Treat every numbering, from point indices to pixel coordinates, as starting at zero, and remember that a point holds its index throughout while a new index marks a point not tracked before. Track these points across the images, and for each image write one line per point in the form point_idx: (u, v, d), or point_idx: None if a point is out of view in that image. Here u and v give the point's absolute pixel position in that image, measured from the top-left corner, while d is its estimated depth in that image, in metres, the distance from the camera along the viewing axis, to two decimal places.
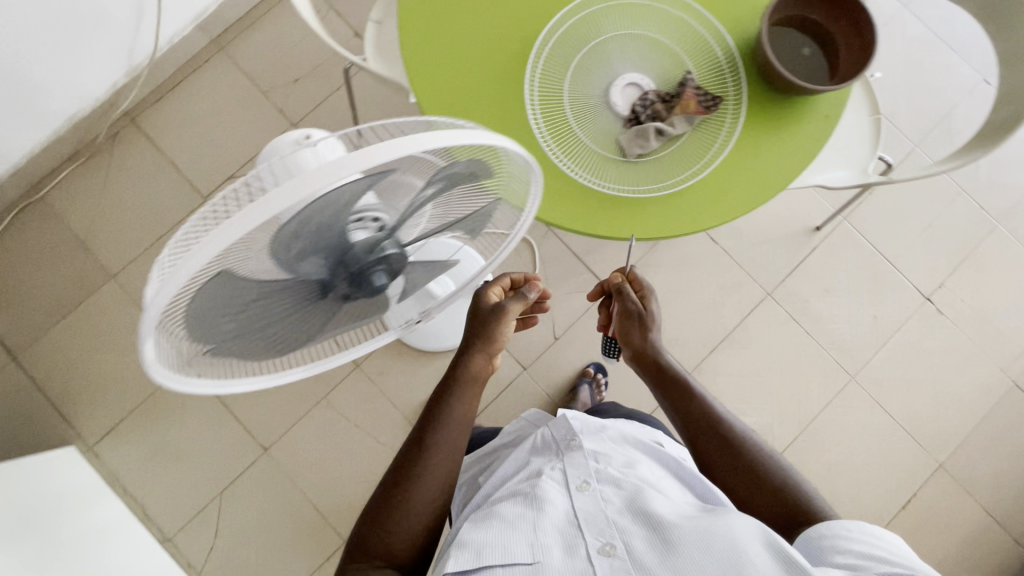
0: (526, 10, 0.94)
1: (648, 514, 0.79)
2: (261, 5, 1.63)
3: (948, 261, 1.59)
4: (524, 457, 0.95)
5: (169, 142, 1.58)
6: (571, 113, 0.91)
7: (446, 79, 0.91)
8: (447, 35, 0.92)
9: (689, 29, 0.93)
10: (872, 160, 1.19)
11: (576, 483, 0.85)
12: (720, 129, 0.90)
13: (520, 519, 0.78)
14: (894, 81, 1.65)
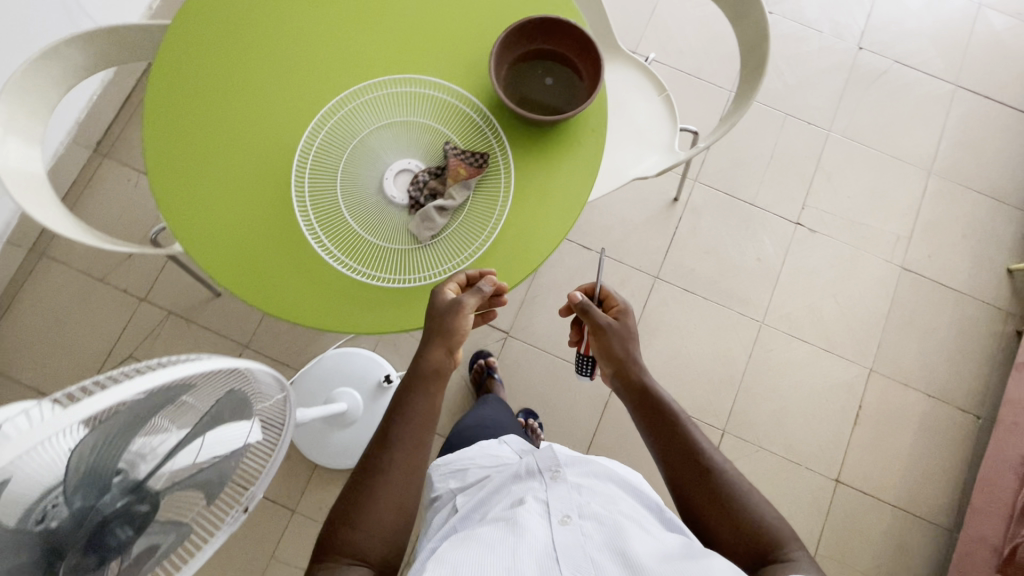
0: (275, 142, 0.93)
1: (625, 549, 0.77)
2: (69, 195, 1.58)
3: (800, 181, 1.65)
4: (506, 483, 0.94)
5: (20, 366, 1.49)
6: (356, 223, 0.91)
7: (226, 240, 0.91)
8: (210, 198, 0.92)
9: (435, 99, 0.93)
10: (676, 136, 1.23)
11: (559, 517, 0.84)
12: (497, 183, 0.92)
13: (500, 547, 0.77)
14: (688, 42, 1.73)
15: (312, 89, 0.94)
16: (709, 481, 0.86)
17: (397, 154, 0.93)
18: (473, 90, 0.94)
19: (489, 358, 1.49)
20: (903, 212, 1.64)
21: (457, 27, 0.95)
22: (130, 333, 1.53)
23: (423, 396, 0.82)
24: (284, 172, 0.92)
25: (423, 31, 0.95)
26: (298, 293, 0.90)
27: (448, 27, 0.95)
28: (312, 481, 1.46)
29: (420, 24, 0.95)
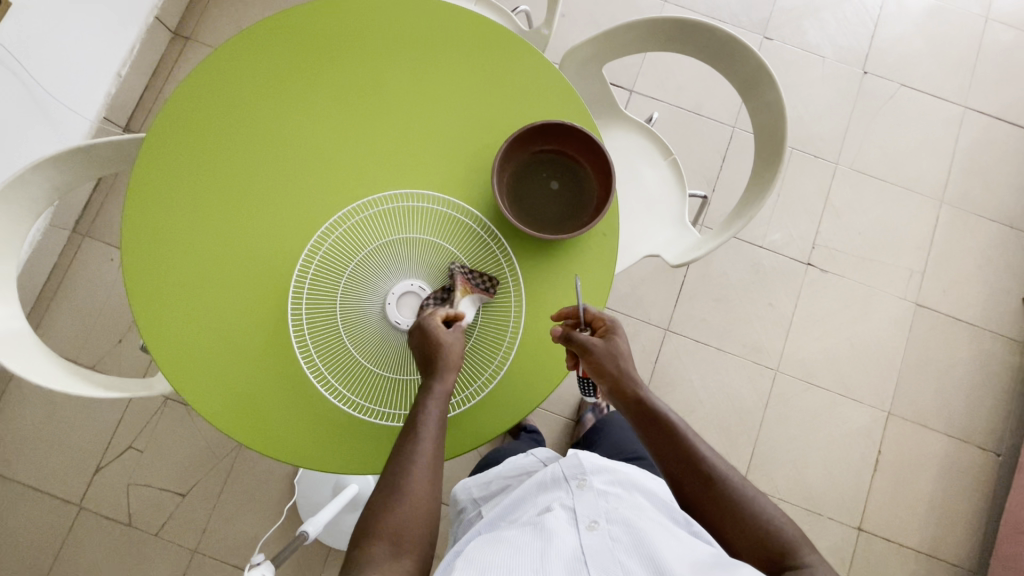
0: (268, 265, 0.87)
1: (659, 559, 0.70)
2: (53, 279, 1.51)
3: (810, 218, 1.60)
4: (529, 490, 0.87)
5: (18, 464, 1.44)
6: (361, 355, 0.85)
7: (218, 374, 0.85)
8: (199, 326, 0.86)
9: (440, 215, 0.89)
10: (686, 204, 1.17)
11: (586, 522, 0.77)
12: (508, 302, 0.88)
13: (524, 552, 0.71)
14: (688, 75, 1.65)
15: (305, 208, 0.88)
16: (718, 492, 0.80)
17: (399, 274, 0.86)
18: (475, 202, 0.90)
19: None
20: (916, 246, 1.60)
21: (454, 133, 0.91)
22: (129, 421, 1.47)
23: (436, 402, 0.76)
24: (279, 302, 0.86)
25: (419, 140, 0.90)
26: (306, 433, 0.85)
27: (445, 135, 0.91)
28: (328, 563, 1.43)
29: (415, 134, 0.91)
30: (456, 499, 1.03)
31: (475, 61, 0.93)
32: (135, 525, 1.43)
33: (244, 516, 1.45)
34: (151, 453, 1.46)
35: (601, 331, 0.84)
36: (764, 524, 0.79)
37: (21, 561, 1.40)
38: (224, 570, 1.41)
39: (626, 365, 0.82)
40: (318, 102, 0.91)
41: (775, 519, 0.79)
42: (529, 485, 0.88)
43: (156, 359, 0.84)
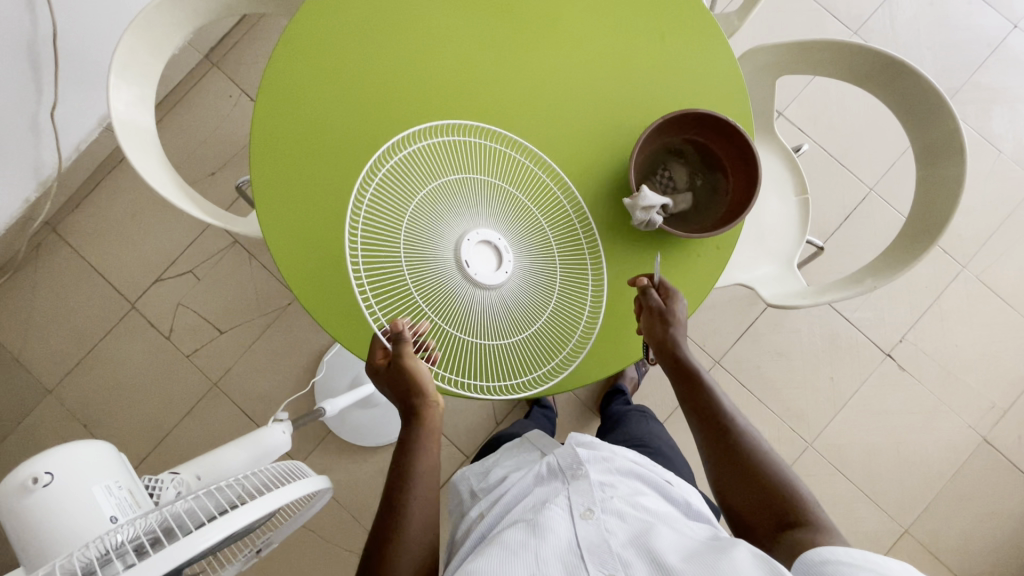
0: (382, 150, 0.87)
1: (652, 548, 0.73)
2: (174, 94, 1.58)
3: (910, 312, 1.49)
4: (531, 484, 0.90)
5: (94, 251, 1.55)
6: (416, 291, 0.75)
7: (304, 236, 0.87)
8: (302, 183, 0.87)
9: (529, 173, 0.83)
10: (799, 248, 1.10)
11: (580, 511, 0.81)
12: (585, 290, 0.83)
13: (524, 546, 0.75)
14: (846, 118, 1.53)
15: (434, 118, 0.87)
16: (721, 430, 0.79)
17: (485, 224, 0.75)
18: (601, 162, 0.87)
19: None
20: (1010, 381, 1.48)
21: (604, 93, 0.87)
22: (196, 249, 1.55)
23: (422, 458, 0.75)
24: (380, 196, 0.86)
25: (567, 86, 0.87)
26: (362, 332, 0.87)
27: (594, 91, 0.87)
28: (323, 444, 1.50)
29: (566, 81, 0.87)
30: (456, 493, 1.04)
31: (653, 28, 0.88)
32: (172, 340, 1.53)
33: (265, 372, 1.53)
34: (206, 283, 1.55)
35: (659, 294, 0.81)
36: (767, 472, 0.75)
37: (68, 335, 1.52)
38: (234, 410, 1.51)
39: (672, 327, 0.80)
40: (480, 19, 0.88)
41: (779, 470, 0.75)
42: (526, 479, 0.91)
43: (255, 215, 0.86)
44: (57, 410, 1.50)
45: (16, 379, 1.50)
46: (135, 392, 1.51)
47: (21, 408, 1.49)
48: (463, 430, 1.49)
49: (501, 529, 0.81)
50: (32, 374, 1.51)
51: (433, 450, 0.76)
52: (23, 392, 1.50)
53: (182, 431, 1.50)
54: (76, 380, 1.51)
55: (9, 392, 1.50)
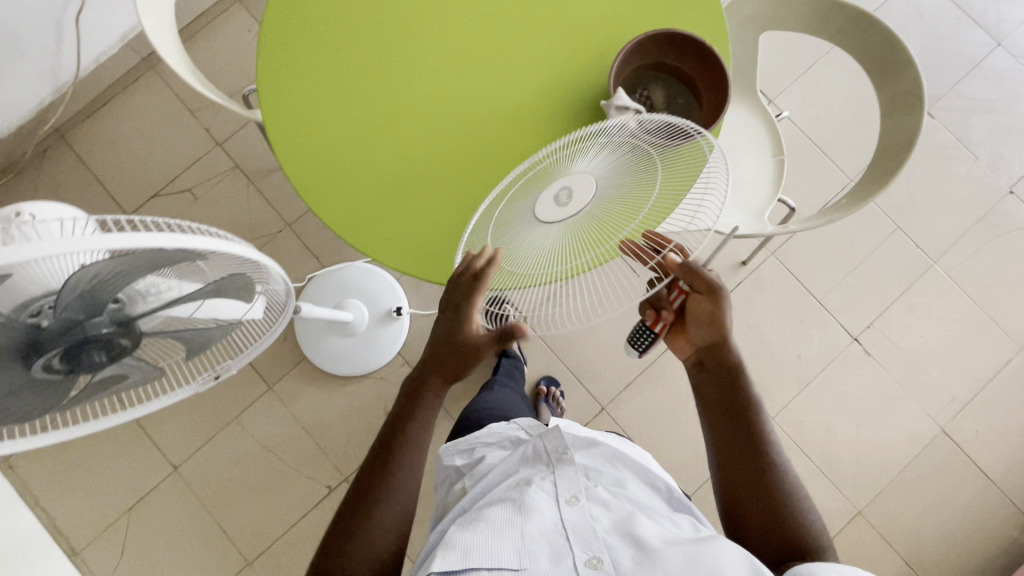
0: (381, 46, 0.93)
1: (636, 534, 0.75)
2: (196, 22, 1.64)
3: (878, 300, 1.54)
4: (516, 462, 0.90)
5: (97, 161, 1.60)
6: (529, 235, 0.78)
7: (298, 113, 0.92)
8: (304, 67, 0.93)
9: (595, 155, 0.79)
10: (771, 204, 1.15)
11: (566, 497, 0.82)
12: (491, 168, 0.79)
13: (509, 526, 0.76)
14: (831, 111, 1.60)
15: (433, 27, 0.94)
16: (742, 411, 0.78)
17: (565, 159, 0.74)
18: (585, 78, 0.92)
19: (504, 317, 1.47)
20: (971, 376, 1.51)
21: (597, 18, 0.94)
22: (197, 169, 1.60)
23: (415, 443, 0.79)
24: (374, 86, 0.92)
25: (560, 7, 0.94)
26: (341, 209, 0.90)
27: (587, 17, 0.94)
28: (296, 369, 1.53)
29: (562, 6, 0.94)
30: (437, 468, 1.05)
31: None
32: None
33: None
34: (202, 204, 1.59)
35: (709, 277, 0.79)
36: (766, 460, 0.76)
37: None
38: None
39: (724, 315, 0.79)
40: None
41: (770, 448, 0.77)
42: (511, 457, 0.90)
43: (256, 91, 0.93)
44: None
45: None
46: None
47: None
48: None
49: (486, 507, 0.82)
50: None
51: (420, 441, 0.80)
52: None
53: None
54: None
55: None
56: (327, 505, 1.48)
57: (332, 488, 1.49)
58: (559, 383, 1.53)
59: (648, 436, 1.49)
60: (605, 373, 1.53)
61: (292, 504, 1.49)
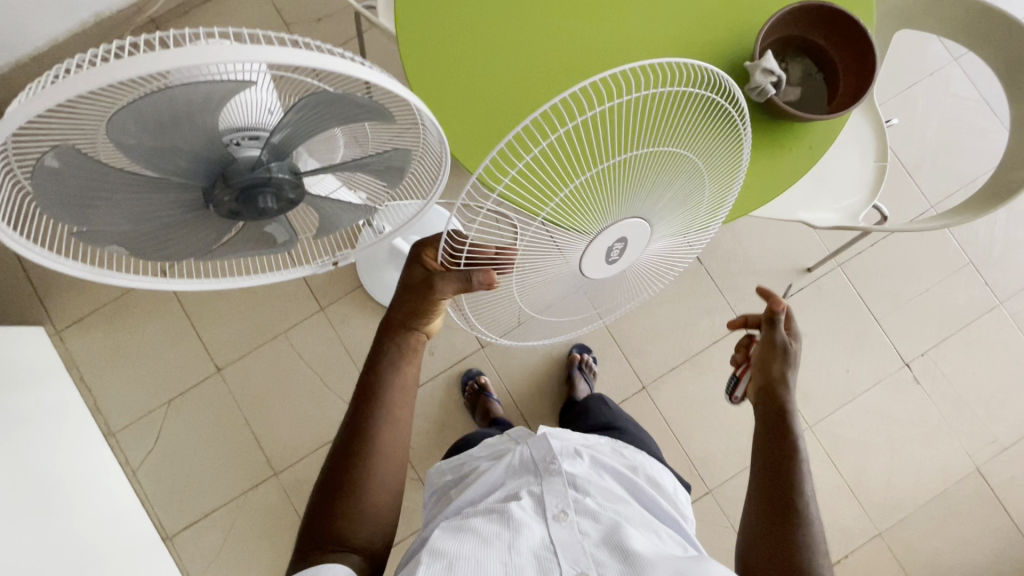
0: None
1: (626, 548, 0.72)
2: None
3: (937, 330, 1.52)
4: (499, 476, 0.86)
5: None
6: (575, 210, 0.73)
7: (432, 20, 0.91)
8: None
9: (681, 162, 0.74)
10: (866, 208, 1.14)
11: (553, 512, 0.77)
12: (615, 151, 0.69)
13: (495, 539, 0.72)
14: (924, 134, 1.57)
15: None
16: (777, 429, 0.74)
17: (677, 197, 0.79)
18: (725, 40, 0.91)
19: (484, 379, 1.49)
20: (1016, 422, 1.50)
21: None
22: None
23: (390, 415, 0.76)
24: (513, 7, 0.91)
25: None
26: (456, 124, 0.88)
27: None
28: (349, 296, 1.55)
29: None
30: (429, 487, 1.01)
31: None
32: None
33: None
34: None
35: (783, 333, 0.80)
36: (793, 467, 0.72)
37: None
38: None
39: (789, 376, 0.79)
40: None
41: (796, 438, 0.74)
42: (496, 468, 0.86)
43: None
44: None
45: None
46: None
47: None
48: None
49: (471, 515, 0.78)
50: None
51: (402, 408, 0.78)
52: None
53: None
54: None
55: None
56: None
57: None
58: (590, 351, 1.54)
59: (683, 422, 1.50)
60: (651, 354, 1.53)
61: (324, 424, 1.52)
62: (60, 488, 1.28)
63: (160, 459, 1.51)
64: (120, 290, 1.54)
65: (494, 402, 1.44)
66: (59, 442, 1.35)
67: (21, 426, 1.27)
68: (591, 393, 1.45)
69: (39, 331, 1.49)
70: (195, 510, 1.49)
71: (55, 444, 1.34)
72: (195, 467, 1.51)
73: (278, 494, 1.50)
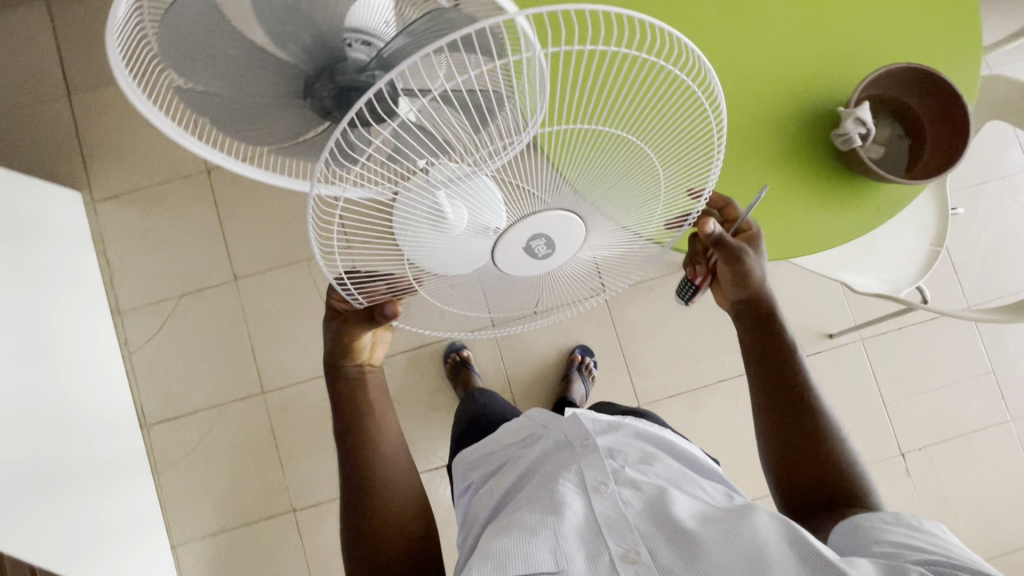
0: None
1: (673, 515, 0.68)
2: None
3: (941, 428, 1.51)
4: (537, 457, 0.83)
5: None
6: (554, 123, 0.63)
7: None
8: None
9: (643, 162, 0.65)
10: (910, 287, 1.13)
11: (593, 484, 0.74)
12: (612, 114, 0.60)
13: (540, 526, 0.69)
14: (981, 235, 1.55)
15: None
16: (796, 397, 0.75)
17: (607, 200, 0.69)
18: (826, 83, 0.90)
19: (467, 353, 1.49)
20: (998, 540, 1.47)
21: (859, 29, 0.92)
22: None
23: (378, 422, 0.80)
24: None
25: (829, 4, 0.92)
26: None
27: (851, 28, 0.92)
28: None
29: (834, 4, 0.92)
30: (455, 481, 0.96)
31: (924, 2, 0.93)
32: None
33: None
34: None
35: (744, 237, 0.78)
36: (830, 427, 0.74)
37: None
38: None
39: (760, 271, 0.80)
40: None
41: (817, 401, 0.76)
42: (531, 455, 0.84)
43: None
44: None
45: None
46: None
47: None
48: None
49: (515, 510, 0.75)
50: None
51: (385, 413, 0.82)
52: None
53: None
54: None
55: None
56: None
57: None
58: (593, 355, 1.53)
59: None
60: (655, 375, 1.53)
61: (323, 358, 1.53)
62: (55, 347, 1.30)
63: (157, 349, 1.52)
64: (162, 177, 1.56)
65: (475, 375, 1.46)
66: (66, 304, 1.38)
67: (34, 278, 1.30)
68: (586, 397, 1.43)
69: (75, 196, 1.51)
70: (178, 406, 1.51)
71: (62, 304, 1.36)
72: (188, 365, 1.52)
73: (261, 412, 1.51)
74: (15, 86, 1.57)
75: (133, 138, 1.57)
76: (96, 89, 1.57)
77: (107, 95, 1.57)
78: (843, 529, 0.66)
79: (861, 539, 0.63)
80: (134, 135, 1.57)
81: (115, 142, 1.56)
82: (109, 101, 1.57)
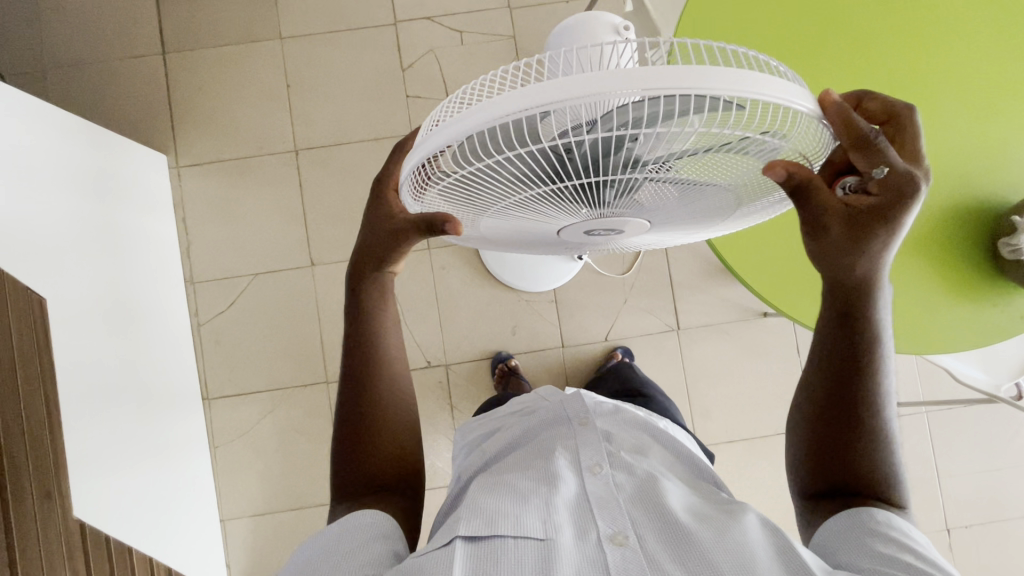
0: (844, 39, 0.87)
1: (663, 506, 0.65)
2: None
3: (989, 509, 1.52)
4: (534, 428, 0.82)
5: None
6: None
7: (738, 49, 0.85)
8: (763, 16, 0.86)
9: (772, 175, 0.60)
10: (1010, 381, 1.11)
11: (587, 461, 0.71)
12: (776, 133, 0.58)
13: (532, 492, 0.66)
14: None
15: (906, 54, 0.87)
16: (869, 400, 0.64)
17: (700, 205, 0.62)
18: (988, 185, 0.87)
19: (512, 362, 1.48)
20: None
21: None
22: (479, 18, 1.55)
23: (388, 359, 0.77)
24: (819, 67, 0.85)
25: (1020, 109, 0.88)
26: None
27: None
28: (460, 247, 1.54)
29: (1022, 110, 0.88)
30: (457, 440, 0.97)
31: None
32: (404, 73, 1.54)
33: None
34: (464, 50, 1.54)
35: (852, 203, 0.54)
36: (877, 431, 0.65)
37: (326, 7, 1.54)
38: None
39: (883, 241, 0.56)
40: (987, 15, 0.90)
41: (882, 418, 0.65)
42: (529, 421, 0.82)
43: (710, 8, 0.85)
44: (275, 56, 1.54)
45: (261, 10, 1.54)
46: (343, 89, 1.53)
47: (251, 34, 1.54)
48: (576, 323, 1.54)
49: (506, 472, 0.73)
50: (278, 16, 1.54)
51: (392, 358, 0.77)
52: (261, 22, 1.54)
53: (358, 149, 1.53)
54: (308, 45, 1.54)
55: (249, 16, 1.54)
56: (419, 376, 1.52)
57: (431, 364, 1.52)
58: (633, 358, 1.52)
59: None
60: (717, 417, 1.53)
61: None
62: (137, 313, 1.30)
63: (227, 323, 1.53)
64: (249, 152, 1.53)
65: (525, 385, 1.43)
66: (150, 271, 1.38)
67: (121, 244, 1.28)
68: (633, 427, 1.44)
69: (162, 159, 1.49)
70: (240, 384, 1.52)
71: (143, 270, 1.35)
72: (255, 344, 1.52)
73: (323, 401, 1.51)
74: (111, 37, 1.53)
75: (224, 107, 1.53)
76: (192, 52, 1.53)
77: (202, 59, 1.53)
78: (856, 513, 0.61)
79: (861, 531, 0.59)
80: (225, 105, 1.53)
81: (205, 109, 1.53)
82: (205, 65, 1.53)
